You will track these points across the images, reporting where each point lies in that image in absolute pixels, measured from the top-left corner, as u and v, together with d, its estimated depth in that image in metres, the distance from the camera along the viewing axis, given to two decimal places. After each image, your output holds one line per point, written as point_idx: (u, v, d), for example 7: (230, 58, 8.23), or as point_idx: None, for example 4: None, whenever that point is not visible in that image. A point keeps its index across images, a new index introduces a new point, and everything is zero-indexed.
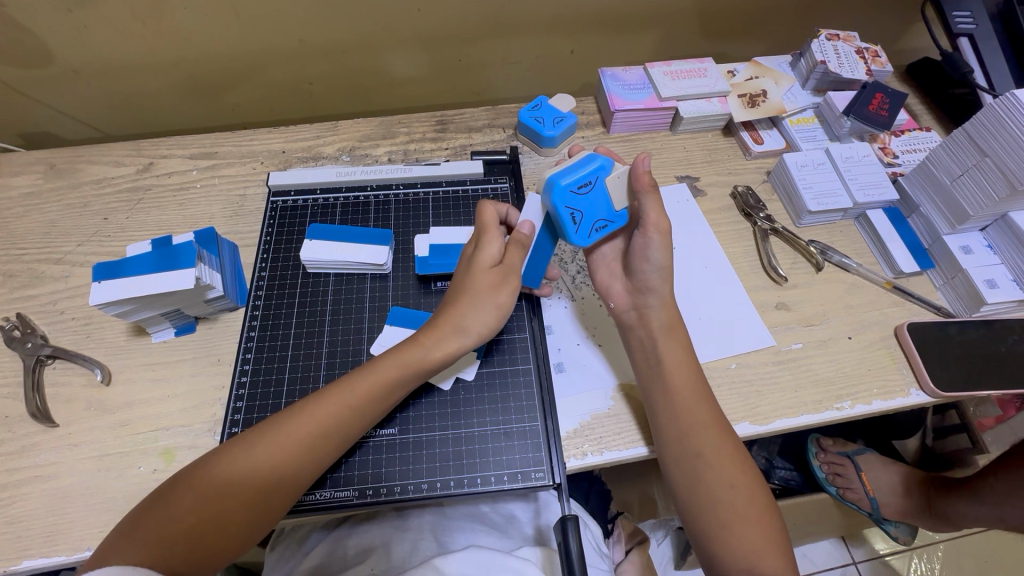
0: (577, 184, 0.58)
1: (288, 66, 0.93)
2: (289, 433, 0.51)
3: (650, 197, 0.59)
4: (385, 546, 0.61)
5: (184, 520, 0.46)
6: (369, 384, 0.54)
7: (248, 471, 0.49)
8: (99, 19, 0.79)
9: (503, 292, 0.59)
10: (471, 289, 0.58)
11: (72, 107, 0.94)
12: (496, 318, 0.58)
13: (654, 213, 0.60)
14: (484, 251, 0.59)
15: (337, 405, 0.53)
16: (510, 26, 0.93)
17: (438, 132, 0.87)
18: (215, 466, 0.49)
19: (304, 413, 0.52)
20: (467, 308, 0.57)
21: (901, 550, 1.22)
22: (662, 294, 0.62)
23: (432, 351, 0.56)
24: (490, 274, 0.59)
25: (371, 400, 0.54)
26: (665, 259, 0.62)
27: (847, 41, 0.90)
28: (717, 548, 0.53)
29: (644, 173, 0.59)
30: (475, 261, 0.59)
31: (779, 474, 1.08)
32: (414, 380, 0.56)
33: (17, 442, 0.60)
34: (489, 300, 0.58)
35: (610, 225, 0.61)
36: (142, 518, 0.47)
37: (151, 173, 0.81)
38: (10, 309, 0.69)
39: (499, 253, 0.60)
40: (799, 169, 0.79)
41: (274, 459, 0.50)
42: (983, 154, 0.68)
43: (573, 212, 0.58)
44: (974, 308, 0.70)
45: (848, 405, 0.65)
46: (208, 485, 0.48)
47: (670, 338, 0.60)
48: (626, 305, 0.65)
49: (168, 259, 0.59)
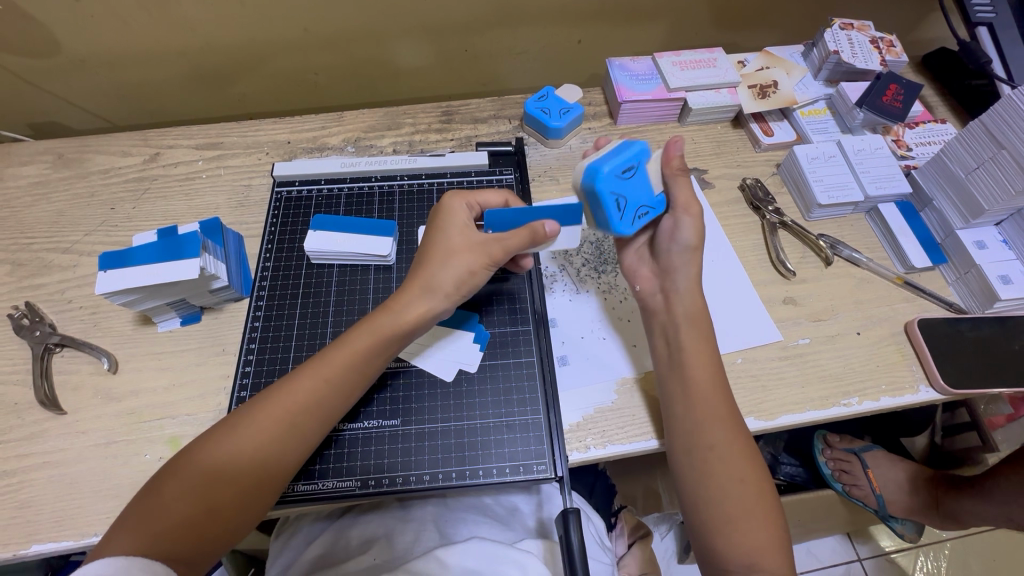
0: (620, 170, 0.57)
1: (294, 55, 0.93)
2: (269, 410, 0.51)
3: (679, 179, 0.61)
4: (388, 537, 0.62)
5: (176, 507, 0.47)
6: (343, 354, 0.54)
7: (235, 453, 0.49)
8: (105, 9, 0.79)
9: (477, 258, 0.57)
10: (442, 254, 0.57)
11: (80, 97, 0.94)
12: (466, 283, 0.57)
13: (683, 194, 0.61)
14: (453, 213, 0.60)
15: (313, 380, 0.53)
16: (516, 16, 0.92)
17: (443, 123, 0.86)
18: (200, 450, 0.49)
19: (284, 391, 0.52)
20: (436, 268, 0.57)
21: (907, 547, 1.21)
22: (687, 274, 0.61)
23: (402, 315, 0.55)
24: (459, 237, 0.58)
25: (347, 372, 0.54)
26: (693, 237, 0.61)
27: (861, 30, 0.88)
28: (720, 544, 0.52)
29: (676, 156, 0.61)
30: (447, 223, 0.59)
31: (784, 470, 1.07)
32: (386, 349, 0.55)
33: (26, 428, 0.61)
34: (459, 263, 0.56)
35: (651, 211, 0.61)
36: (136, 509, 0.47)
37: (157, 164, 0.81)
38: (19, 297, 0.70)
39: (468, 218, 0.60)
40: (809, 161, 0.77)
41: (258, 438, 0.50)
42: (1000, 146, 0.66)
43: (617, 198, 0.57)
44: (987, 304, 0.69)
45: (855, 402, 0.64)
46: (195, 470, 0.48)
47: (694, 324, 0.59)
48: (651, 289, 0.64)
49: (172, 249, 0.59)
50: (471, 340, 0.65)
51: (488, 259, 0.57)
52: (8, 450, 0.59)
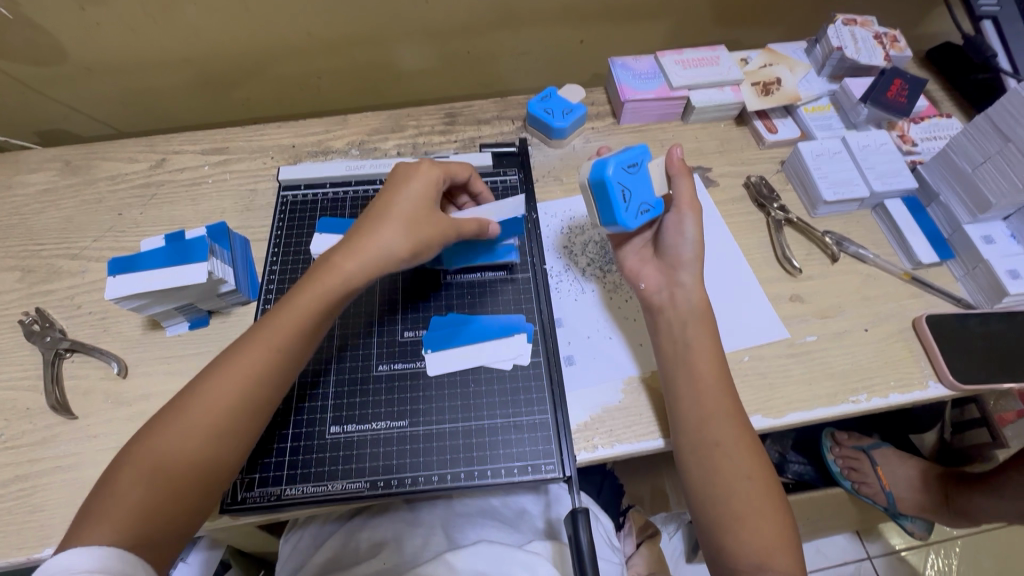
0: (625, 164, 0.60)
1: (297, 60, 0.93)
2: (211, 397, 0.50)
3: (682, 179, 0.63)
4: (397, 540, 0.62)
5: (130, 495, 0.46)
6: (283, 325, 0.54)
7: (185, 439, 0.48)
8: (110, 17, 0.80)
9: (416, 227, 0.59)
10: (401, 218, 0.58)
11: (87, 105, 0.95)
12: (421, 250, 0.59)
13: (687, 192, 0.62)
14: (418, 180, 0.61)
15: (263, 352, 0.52)
16: (518, 17, 0.92)
17: (447, 125, 0.87)
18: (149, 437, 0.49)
19: (229, 364, 0.52)
20: (387, 232, 0.57)
21: (918, 545, 1.20)
22: (693, 270, 0.62)
23: (344, 281, 0.56)
24: (407, 211, 0.59)
25: (294, 342, 0.54)
26: (698, 233, 0.63)
27: (864, 26, 0.87)
28: (730, 543, 0.52)
29: (677, 159, 0.63)
30: (409, 189, 0.60)
31: (793, 468, 1.06)
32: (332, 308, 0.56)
33: (37, 434, 0.61)
34: (415, 231, 0.58)
35: (653, 211, 0.62)
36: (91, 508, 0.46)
37: (164, 169, 0.82)
38: (29, 304, 0.70)
39: (433, 184, 0.61)
40: (814, 158, 0.77)
41: (199, 432, 0.49)
42: (1007, 140, 0.65)
43: (622, 189, 0.60)
44: (996, 299, 0.69)
45: (864, 398, 0.64)
46: (150, 459, 0.48)
47: (701, 320, 0.60)
48: (657, 286, 0.64)
49: (180, 253, 0.60)
50: (519, 334, 0.65)
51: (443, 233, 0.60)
52: (20, 454, 0.60)
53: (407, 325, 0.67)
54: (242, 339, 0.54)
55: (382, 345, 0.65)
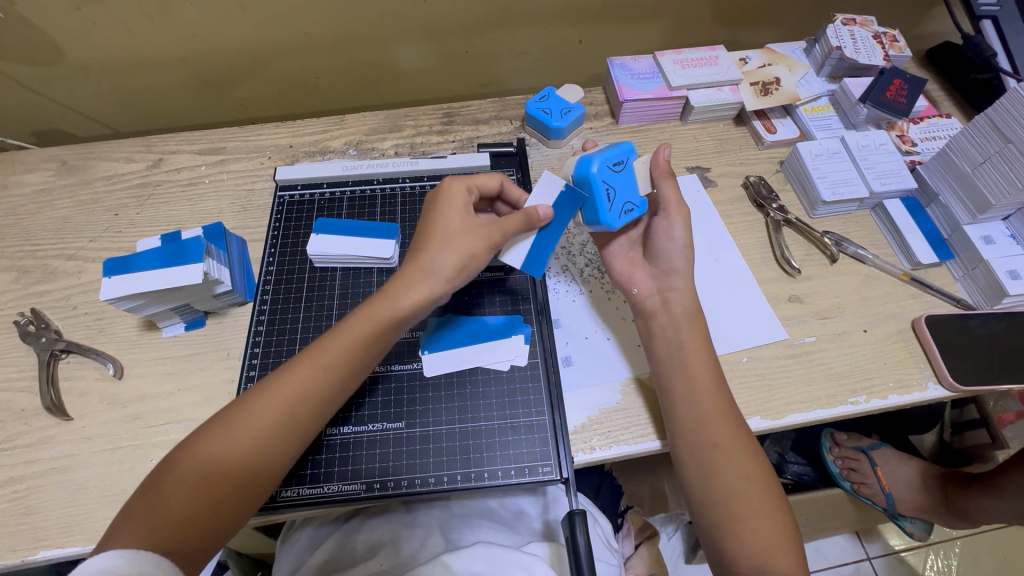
0: (611, 162, 0.59)
1: (295, 60, 0.93)
2: (263, 407, 0.50)
3: (667, 182, 0.62)
4: (394, 541, 0.62)
5: (182, 501, 0.47)
6: (338, 344, 0.54)
7: (228, 448, 0.49)
8: (106, 16, 0.80)
9: (477, 241, 0.56)
10: (443, 237, 0.57)
11: (84, 105, 0.95)
12: (468, 266, 0.56)
13: (672, 197, 0.62)
14: (452, 197, 0.60)
15: (312, 370, 0.53)
16: (517, 17, 0.92)
17: (445, 124, 0.86)
18: (194, 443, 0.49)
19: (280, 382, 0.52)
20: (432, 252, 0.56)
21: (917, 546, 1.20)
22: (686, 274, 0.63)
23: (397, 304, 0.54)
24: (448, 229, 0.57)
25: (343, 365, 0.53)
26: (686, 236, 0.63)
27: (864, 25, 0.87)
28: (729, 544, 0.52)
29: (664, 161, 0.62)
30: (444, 208, 0.59)
31: (791, 470, 1.06)
32: (385, 333, 0.55)
33: (32, 435, 0.61)
34: (459, 245, 0.56)
35: (638, 210, 0.61)
36: (134, 507, 0.47)
37: (161, 169, 0.82)
38: (25, 304, 0.70)
39: (468, 202, 0.60)
40: (813, 158, 0.77)
41: (244, 442, 0.49)
42: (1007, 140, 0.65)
43: (607, 188, 0.59)
44: (995, 300, 0.68)
45: (863, 400, 0.64)
46: (193, 465, 0.48)
47: (694, 323, 0.60)
48: (649, 290, 0.64)
49: (176, 254, 0.59)
50: (516, 334, 0.65)
51: (488, 242, 0.57)
52: (15, 456, 0.60)
53: None
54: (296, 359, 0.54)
55: None
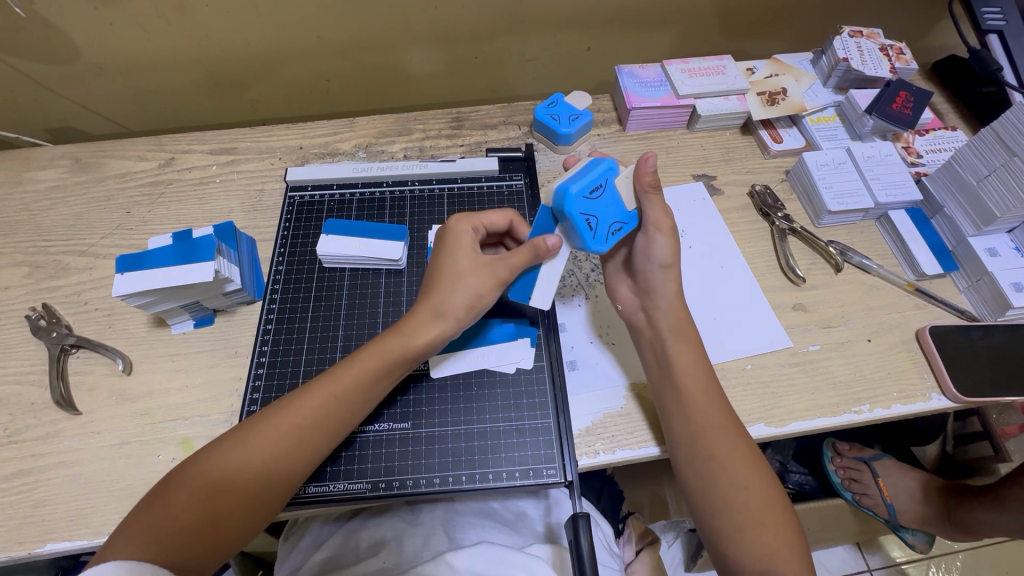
0: (588, 190, 0.56)
1: (306, 63, 0.94)
2: (273, 430, 0.51)
3: (652, 198, 0.59)
4: (397, 540, 0.62)
5: (184, 516, 0.47)
6: (353, 372, 0.54)
7: (236, 464, 0.49)
8: (123, 17, 0.81)
9: (486, 280, 0.56)
10: (450, 275, 0.57)
11: (99, 104, 0.96)
12: (477, 306, 0.56)
13: (656, 213, 0.59)
14: (458, 236, 0.60)
15: (324, 397, 0.53)
16: (526, 23, 0.93)
17: (454, 129, 0.87)
18: (206, 458, 0.50)
19: (292, 405, 0.52)
20: (443, 291, 0.56)
21: (918, 558, 1.20)
22: (666, 293, 0.61)
23: (413, 338, 0.55)
24: (462, 264, 0.57)
25: (355, 397, 0.54)
26: (668, 254, 0.61)
27: (870, 37, 0.88)
28: (730, 551, 0.52)
29: (648, 172, 0.58)
30: (453, 246, 0.59)
31: (794, 478, 1.07)
32: (398, 366, 0.55)
33: (41, 428, 0.61)
34: (469, 285, 0.56)
35: (625, 227, 0.59)
36: (141, 515, 0.48)
37: (172, 168, 0.83)
38: (36, 299, 0.71)
39: (474, 240, 0.60)
40: (819, 168, 0.77)
41: (255, 460, 0.50)
42: (1013, 154, 0.66)
43: (588, 217, 0.56)
44: (999, 312, 0.68)
45: (867, 409, 0.64)
46: (204, 480, 0.49)
47: (679, 341, 0.60)
48: (633, 307, 0.64)
49: (188, 252, 0.60)
50: (522, 337, 0.65)
51: (497, 280, 0.57)
52: (24, 449, 0.60)
53: None
54: (308, 384, 0.55)
55: None
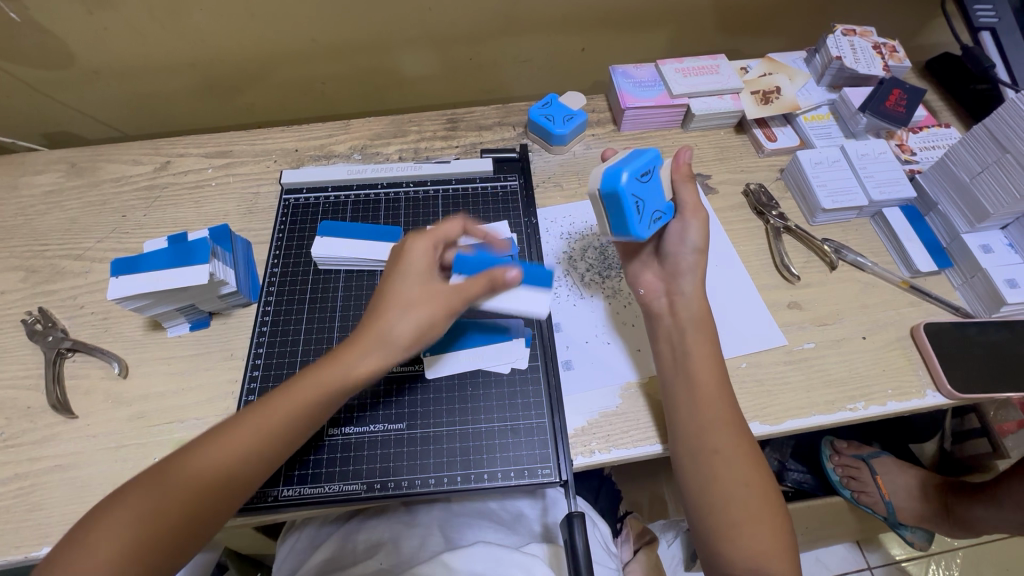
0: (638, 174, 0.58)
1: (301, 66, 0.94)
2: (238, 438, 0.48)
3: (687, 184, 0.62)
4: (394, 541, 0.62)
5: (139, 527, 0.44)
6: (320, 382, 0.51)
7: (158, 506, 0.45)
8: (117, 21, 0.81)
9: (435, 308, 0.52)
10: (398, 302, 0.53)
11: (96, 109, 0.97)
12: (425, 334, 0.52)
13: (691, 199, 0.62)
14: (415, 255, 0.56)
15: (255, 429, 0.49)
16: (520, 25, 0.93)
17: (448, 130, 0.87)
18: (125, 497, 0.45)
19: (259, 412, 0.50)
20: (389, 318, 0.52)
21: (918, 556, 1.20)
22: (692, 279, 0.62)
23: (352, 370, 0.51)
24: (410, 289, 0.53)
25: (282, 433, 0.50)
26: (700, 241, 0.62)
27: (863, 36, 0.88)
28: (726, 548, 0.52)
29: (684, 164, 0.63)
30: (407, 269, 0.55)
31: (791, 476, 1.07)
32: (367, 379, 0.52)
33: (38, 432, 0.62)
34: (417, 313, 0.52)
35: (664, 217, 0.62)
36: (56, 556, 0.43)
37: (168, 172, 0.83)
38: (32, 303, 0.71)
39: (431, 262, 0.56)
40: (813, 166, 0.77)
41: (178, 499, 0.46)
42: (1004, 150, 0.66)
43: (636, 201, 0.58)
44: (994, 308, 0.68)
45: (862, 406, 0.64)
46: (122, 521, 0.44)
47: (701, 329, 0.60)
48: (656, 292, 0.65)
49: (182, 255, 0.60)
50: (517, 337, 0.66)
51: (447, 308, 0.52)
52: (20, 453, 0.60)
53: None
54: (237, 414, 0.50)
55: None
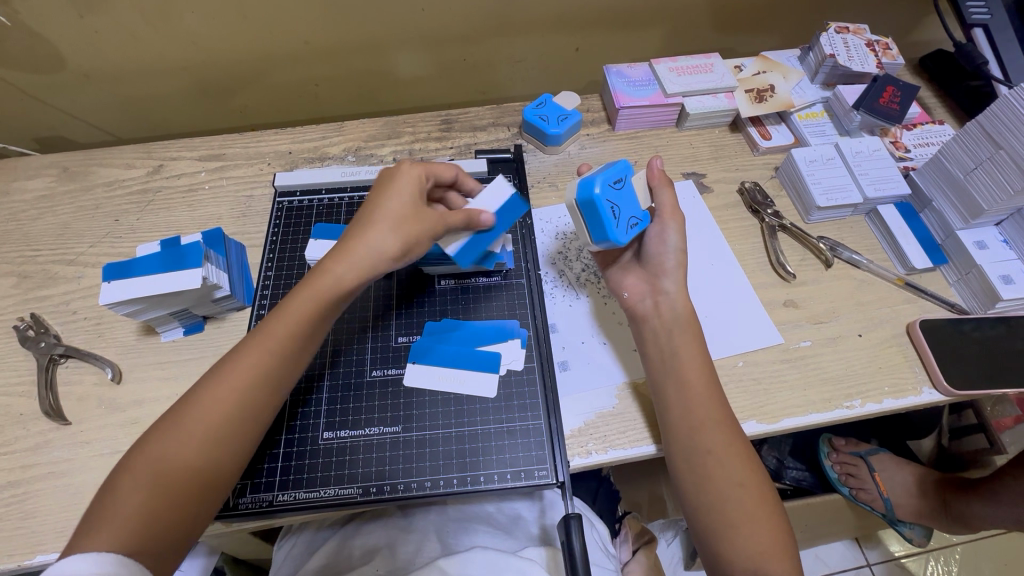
0: (611, 181, 0.59)
1: (294, 67, 0.94)
2: (212, 397, 0.49)
3: (665, 189, 0.64)
4: (390, 547, 0.62)
5: (135, 501, 0.45)
6: (283, 324, 0.53)
7: (181, 443, 0.47)
8: (107, 24, 0.80)
9: (421, 229, 0.56)
10: (383, 218, 0.56)
11: (87, 112, 0.96)
12: (410, 249, 0.56)
13: (670, 203, 0.63)
14: (402, 177, 0.59)
15: (260, 354, 0.51)
16: (514, 25, 0.93)
17: (443, 131, 0.87)
18: (147, 443, 0.47)
19: (227, 368, 0.51)
20: (378, 233, 0.55)
21: (917, 552, 1.20)
22: (675, 279, 0.63)
23: (339, 280, 0.54)
24: (396, 215, 0.56)
25: (292, 341, 0.53)
26: (680, 241, 0.63)
27: (857, 33, 0.88)
28: (725, 550, 0.52)
29: (659, 171, 0.64)
30: (392, 187, 0.58)
31: (790, 474, 1.06)
32: (328, 310, 0.54)
33: (30, 439, 0.61)
34: (402, 230, 0.55)
35: (641, 224, 0.61)
36: (93, 511, 0.45)
37: (161, 175, 0.82)
38: (24, 309, 0.71)
39: (421, 183, 0.59)
40: (808, 164, 0.77)
41: (198, 436, 0.48)
42: (997, 147, 0.66)
43: (611, 206, 0.58)
44: (989, 304, 0.69)
45: (858, 404, 0.64)
46: (149, 463, 0.46)
47: (686, 330, 0.60)
48: (641, 294, 0.64)
49: (174, 259, 0.60)
50: (513, 338, 0.66)
51: (429, 229, 0.57)
52: (13, 460, 0.60)
53: (401, 330, 0.67)
54: (242, 343, 0.53)
55: (376, 349, 0.66)
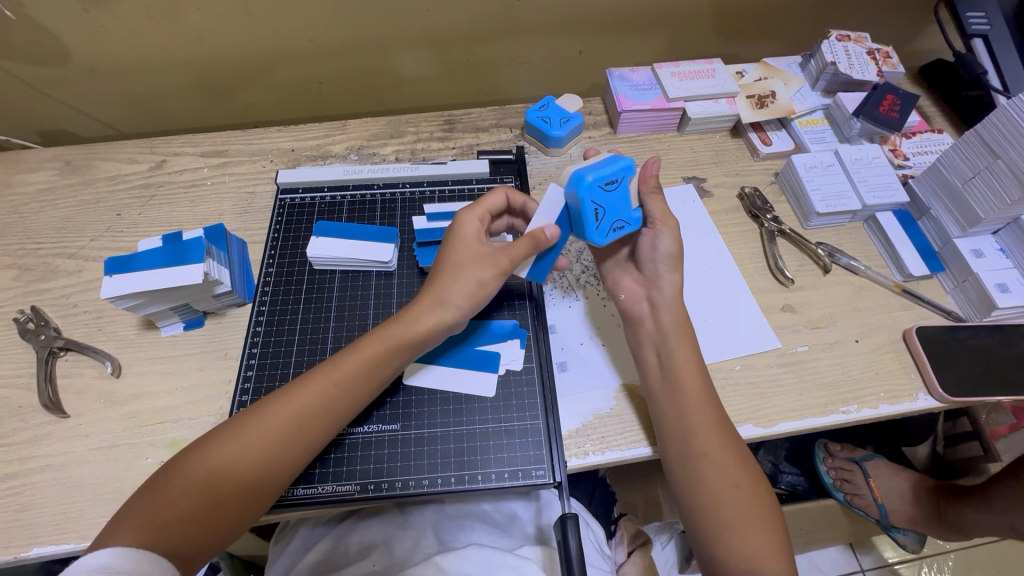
0: (604, 181, 0.57)
1: (299, 65, 0.94)
2: (269, 418, 0.51)
3: (654, 197, 0.62)
4: (387, 543, 0.62)
5: (178, 505, 0.47)
6: (354, 361, 0.55)
7: (236, 458, 0.49)
8: (113, 19, 0.81)
9: (487, 269, 0.57)
10: (451, 268, 0.58)
11: (89, 106, 0.96)
12: (478, 294, 0.57)
13: (659, 208, 0.62)
14: (463, 226, 0.60)
15: (324, 385, 0.53)
16: (518, 27, 0.93)
17: (446, 131, 0.87)
18: (202, 448, 0.50)
19: (291, 394, 0.53)
20: (447, 283, 0.57)
21: (910, 558, 1.20)
22: (670, 284, 0.62)
23: (412, 327, 0.55)
24: (461, 264, 0.58)
25: (356, 380, 0.54)
26: (673, 247, 0.63)
27: (858, 41, 0.89)
28: (720, 550, 0.52)
29: (652, 175, 0.62)
30: (456, 237, 0.60)
31: (785, 479, 1.07)
32: (398, 356, 0.56)
33: (29, 431, 0.61)
34: (470, 274, 0.57)
35: (627, 226, 0.62)
36: (138, 503, 0.48)
37: (164, 170, 0.83)
38: (25, 302, 0.71)
39: (479, 230, 0.60)
40: (807, 170, 0.78)
41: (252, 451, 0.50)
42: (996, 156, 0.66)
43: (596, 208, 0.58)
44: (985, 312, 0.69)
45: (854, 409, 0.64)
46: (200, 471, 0.48)
47: (681, 335, 0.60)
48: (637, 297, 0.65)
49: (177, 254, 0.60)
50: (513, 338, 0.66)
51: (498, 268, 0.58)
52: (11, 452, 0.60)
53: None
54: (310, 373, 0.55)
55: None
